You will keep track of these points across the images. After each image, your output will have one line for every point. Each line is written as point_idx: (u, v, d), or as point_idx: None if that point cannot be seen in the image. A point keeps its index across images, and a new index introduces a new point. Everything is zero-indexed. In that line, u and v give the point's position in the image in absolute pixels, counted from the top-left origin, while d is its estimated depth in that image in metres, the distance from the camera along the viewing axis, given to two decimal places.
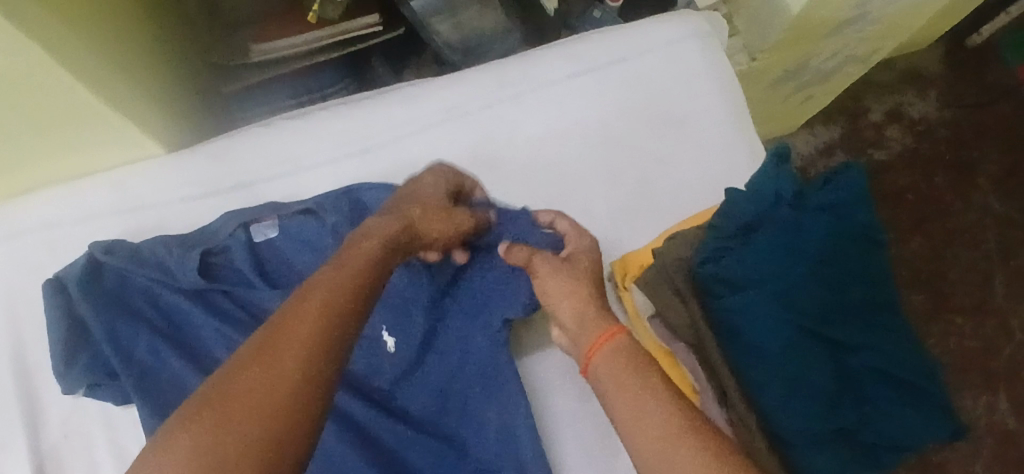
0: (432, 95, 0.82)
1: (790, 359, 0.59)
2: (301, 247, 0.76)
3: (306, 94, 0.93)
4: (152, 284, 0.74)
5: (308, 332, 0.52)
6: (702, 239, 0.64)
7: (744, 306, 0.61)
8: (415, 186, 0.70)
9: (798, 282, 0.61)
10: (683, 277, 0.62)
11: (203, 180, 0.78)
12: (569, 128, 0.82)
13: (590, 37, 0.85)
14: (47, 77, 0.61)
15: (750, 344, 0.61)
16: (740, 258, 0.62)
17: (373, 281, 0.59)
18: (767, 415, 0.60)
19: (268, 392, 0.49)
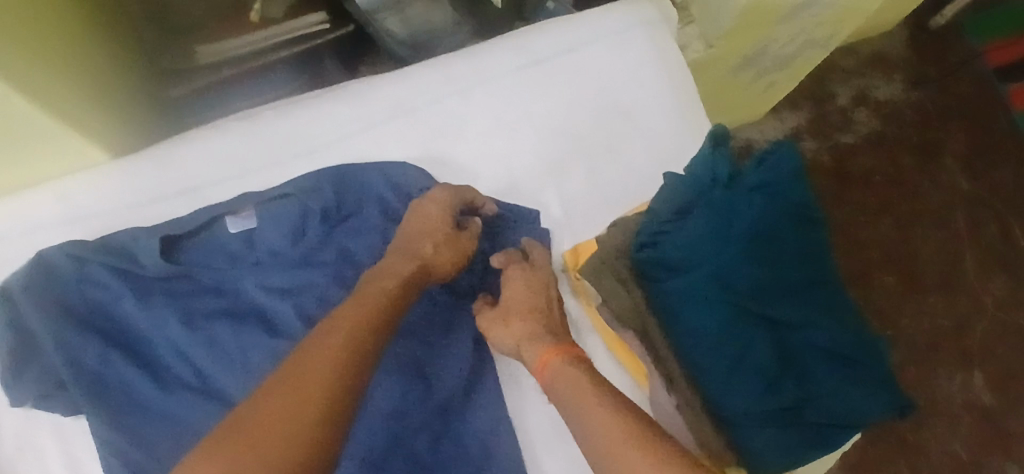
0: (378, 93, 0.82)
1: (726, 338, 0.58)
2: (274, 230, 0.75)
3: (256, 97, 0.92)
4: (104, 290, 0.73)
5: (341, 349, 0.57)
6: (640, 224, 0.62)
7: (682, 290, 0.60)
8: (419, 216, 0.72)
9: (731, 263, 0.59)
10: (621, 261, 0.62)
11: (150, 186, 0.78)
12: (517, 121, 0.83)
13: (535, 29, 0.86)
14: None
15: (684, 331, 0.60)
16: (677, 242, 0.61)
17: (391, 314, 0.63)
18: (712, 398, 0.59)
19: (304, 396, 0.52)
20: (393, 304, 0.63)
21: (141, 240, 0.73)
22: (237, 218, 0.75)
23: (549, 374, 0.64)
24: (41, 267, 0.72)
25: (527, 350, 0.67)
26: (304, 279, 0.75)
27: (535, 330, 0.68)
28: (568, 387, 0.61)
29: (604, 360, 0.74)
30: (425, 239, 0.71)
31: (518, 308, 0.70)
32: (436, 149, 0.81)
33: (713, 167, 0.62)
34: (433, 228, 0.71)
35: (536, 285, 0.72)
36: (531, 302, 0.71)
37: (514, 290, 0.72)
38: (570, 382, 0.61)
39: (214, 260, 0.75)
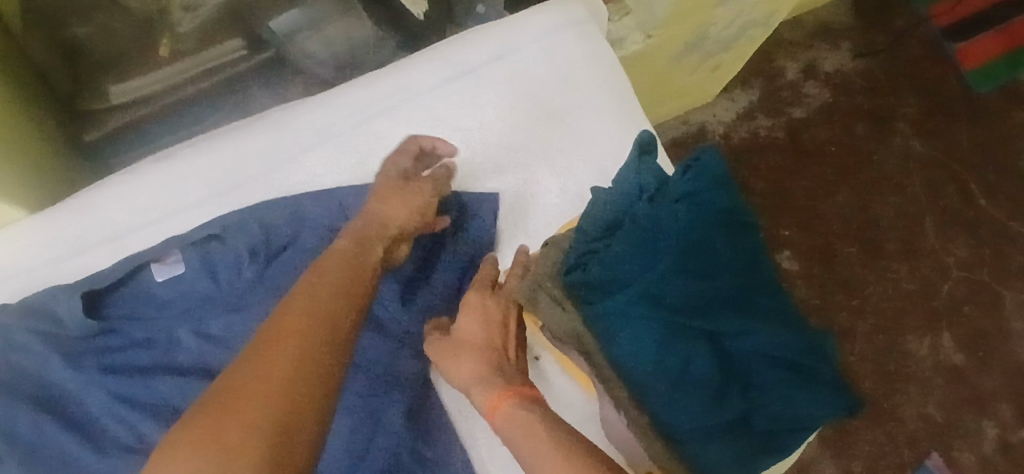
0: (302, 119, 0.79)
1: (665, 356, 0.58)
2: (205, 271, 0.72)
3: (185, 130, 0.87)
4: (28, 354, 0.69)
5: (305, 317, 0.53)
6: (570, 244, 0.62)
7: (613, 310, 0.59)
8: (389, 203, 0.70)
9: (662, 278, 0.58)
10: (553, 282, 0.62)
11: (67, 240, 0.75)
12: (449, 136, 0.80)
13: (456, 39, 0.83)
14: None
15: (621, 351, 0.60)
16: (605, 260, 0.60)
17: (353, 281, 0.60)
18: (659, 417, 0.59)
19: (274, 373, 0.48)
20: (351, 295, 0.58)
21: (64, 296, 0.70)
22: (163, 264, 0.72)
23: (500, 419, 0.60)
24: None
25: (478, 394, 0.63)
26: (240, 329, 0.72)
27: (486, 373, 0.64)
28: (519, 429, 0.58)
29: (555, 374, 0.73)
30: (377, 226, 0.68)
31: (474, 346, 0.66)
32: (365, 172, 0.79)
33: (640, 179, 0.62)
34: (391, 222, 0.69)
35: (491, 316, 0.68)
36: (487, 337, 0.67)
37: (470, 326, 0.68)
38: (522, 422, 0.58)
39: (141, 308, 0.72)
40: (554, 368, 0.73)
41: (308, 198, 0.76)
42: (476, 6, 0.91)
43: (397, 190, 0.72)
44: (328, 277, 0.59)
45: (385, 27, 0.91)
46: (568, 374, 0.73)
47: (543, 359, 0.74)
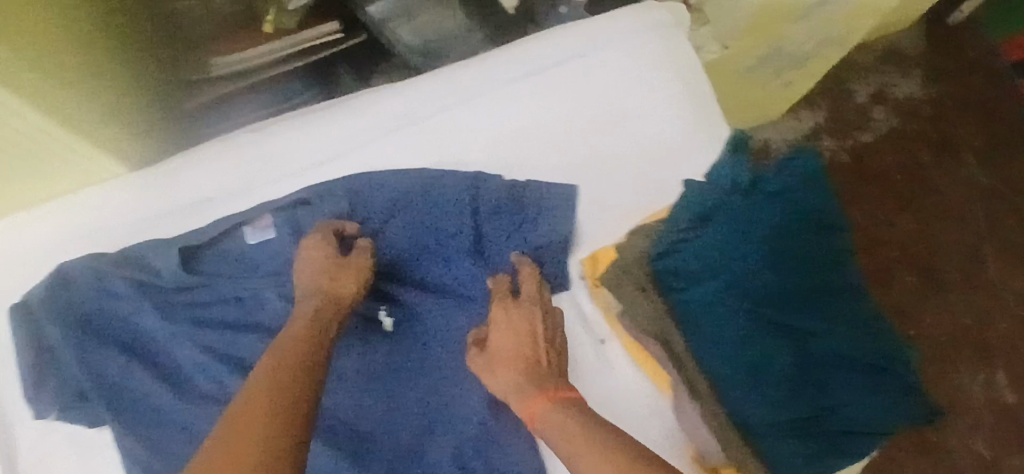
0: (389, 101, 0.82)
1: (748, 348, 0.59)
2: (293, 237, 0.76)
3: (276, 103, 0.93)
4: (120, 300, 0.73)
5: (269, 395, 0.56)
6: (660, 231, 0.62)
7: (700, 298, 0.60)
8: (339, 279, 0.70)
9: (751, 270, 0.60)
10: (642, 271, 0.61)
11: (163, 198, 0.78)
12: (530, 126, 0.81)
13: (541, 36, 0.84)
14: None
15: (705, 340, 0.60)
16: (696, 249, 0.61)
17: (317, 354, 0.63)
18: (736, 410, 0.60)
19: (237, 456, 0.51)
20: (310, 371, 0.61)
21: (161, 249, 0.73)
22: (253, 228, 0.76)
23: (538, 424, 0.64)
24: (59, 281, 0.72)
25: (515, 401, 0.67)
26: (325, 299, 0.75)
27: (524, 379, 0.66)
28: (559, 435, 0.61)
29: (622, 363, 0.75)
30: (329, 302, 0.69)
31: (505, 356, 0.68)
32: (442, 159, 0.80)
33: (735, 174, 0.63)
34: (343, 293, 0.70)
35: (522, 328, 0.69)
36: (518, 347, 0.68)
37: (500, 337, 0.69)
38: (558, 429, 0.62)
39: (227, 267, 0.75)
40: (624, 360, 0.74)
41: (395, 174, 0.78)
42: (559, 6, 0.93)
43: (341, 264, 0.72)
44: (294, 350, 0.62)
45: (474, 19, 0.94)
46: (636, 367, 0.74)
47: (610, 343, 0.76)
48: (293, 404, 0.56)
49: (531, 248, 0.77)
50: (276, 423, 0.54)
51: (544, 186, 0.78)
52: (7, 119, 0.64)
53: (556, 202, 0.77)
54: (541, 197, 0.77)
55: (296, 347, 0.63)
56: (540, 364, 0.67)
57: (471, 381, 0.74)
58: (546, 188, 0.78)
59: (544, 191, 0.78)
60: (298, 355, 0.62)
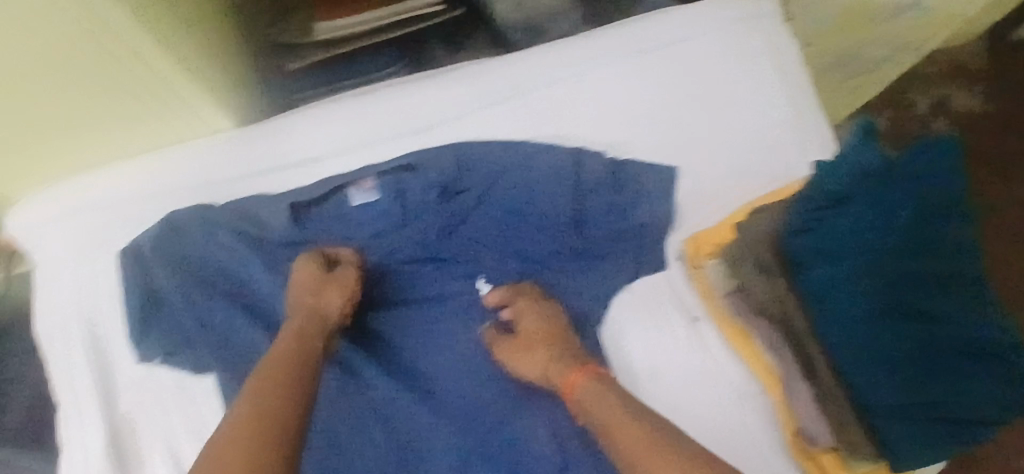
0: (494, 73, 0.82)
1: (878, 333, 0.59)
2: (397, 200, 0.78)
3: (365, 76, 0.93)
4: (229, 250, 0.75)
5: (253, 414, 0.57)
6: (793, 210, 0.62)
7: (831, 281, 0.60)
8: (323, 293, 0.71)
9: (887, 257, 0.59)
10: (767, 250, 0.64)
11: (270, 155, 0.80)
12: (634, 106, 0.81)
13: (645, 17, 0.84)
14: (120, 29, 0.63)
15: (833, 321, 0.61)
16: (829, 232, 0.60)
17: (306, 369, 0.65)
18: (857, 391, 0.62)
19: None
20: (294, 387, 0.62)
21: (273, 204, 0.76)
22: (358, 189, 0.78)
23: (578, 396, 0.68)
24: (172, 230, 0.75)
25: (555, 374, 0.70)
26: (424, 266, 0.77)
27: (560, 354, 0.71)
28: (603, 407, 0.65)
29: (714, 341, 0.75)
30: (310, 317, 0.70)
31: (538, 336, 0.73)
32: (547, 131, 0.80)
33: (870, 156, 0.60)
34: (328, 306, 0.71)
35: (546, 313, 0.74)
36: (546, 328, 0.73)
37: (527, 319, 0.74)
38: (599, 402, 0.65)
39: (334, 226, 0.77)
40: (720, 344, 0.75)
41: (499, 143, 0.79)
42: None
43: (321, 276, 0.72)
44: (282, 367, 0.64)
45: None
46: (732, 352, 0.75)
47: (702, 321, 0.76)
48: (282, 418, 0.57)
49: (632, 225, 0.77)
50: (255, 440, 0.55)
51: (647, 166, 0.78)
52: (149, 73, 0.70)
53: (658, 182, 0.78)
54: (643, 176, 0.78)
55: (281, 365, 0.64)
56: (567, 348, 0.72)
57: None
58: (650, 168, 0.78)
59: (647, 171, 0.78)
60: (280, 375, 0.63)
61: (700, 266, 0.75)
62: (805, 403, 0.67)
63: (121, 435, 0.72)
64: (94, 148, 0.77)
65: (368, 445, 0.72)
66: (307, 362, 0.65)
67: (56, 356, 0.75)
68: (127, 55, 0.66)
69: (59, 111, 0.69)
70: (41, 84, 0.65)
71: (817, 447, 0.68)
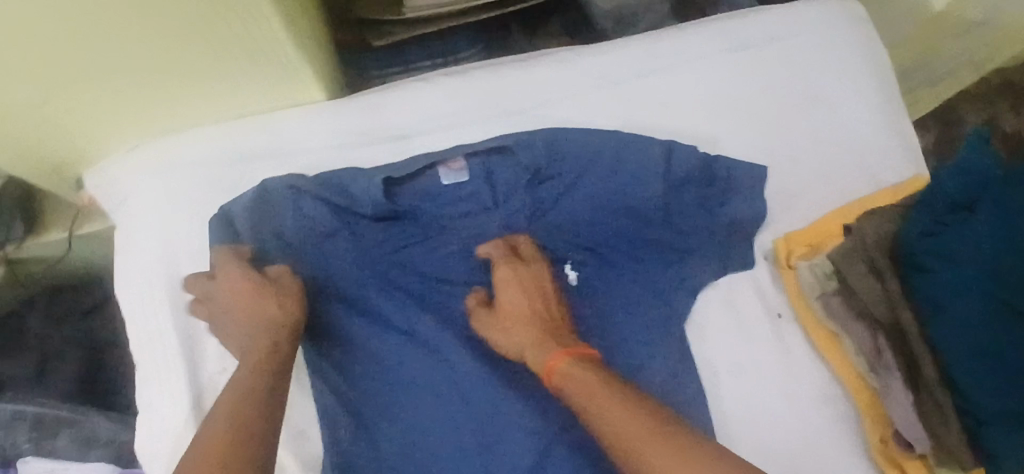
0: (587, 60, 0.81)
1: (990, 337, 0.60)
2: (486, 181, 0.77)
3: (441, 58, 0.94)
4: (315, 220, 0.73)
5: (219, 448, 0.58)
6: (917, 215, 0.65)
7: (952, 282, 0.62)
8: (270, 301, 0.68)
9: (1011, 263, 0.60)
10: (878, 252, 0.67)
11: (359, 129, 0.78)
12: (727, 101, 0.81)
13: (745, 14, 0.84)
14: (238, 1, 0.60)
15: (952, 323, 0.63)
16: (954, 234, 0.62)
17: (273, 386, 0.65)
18: (963, 393, 0.63)
19: None
20: (258, 408, 0.62)
21: (362, 178, 0.74)
22: (448, 169, 0.76)
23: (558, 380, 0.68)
24: (260, 194, 0.74)
25: (535, 355, 0.70)
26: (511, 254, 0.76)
27: (539, 332, 0.71)
28: (580, 392, 0.65)
29: (795, 337, 0.76)
30: (271, 327, 0.67)
31: (520, 311, 0.72)
32: (643, 121, 0.80)
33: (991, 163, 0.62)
34: (285, 314, 0.68)
35: (529, 284, 0.73)
36: (529, 302, 0.73)
37: (510, 294, 0.73)
38: (582, 384, 0.65)
39: (423, 203, 0.76)
40: (804, 346, 0.76)
41: (592, 131, 0.78)
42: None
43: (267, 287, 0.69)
44: (249, 386, 0.64)
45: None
46: (816, 355, 0.75)
47: (784, 318, 0.77)
48: (244, 452, 0.59)
49: (723, 222, 0.77)
50: (233, 463, 0.58)
51: (743, 164, 0.78)
52: (251, 29, 0.65)
53: (752, 183, 0.77)
54: (735, 175, 0.77)
55: (254, 377, 0.64)
56: (551, 321, 0.72)
57: (654, 346, 0.75)
58: (747, 170, 0.77)
59: (742, 169, 0.77)
60: (252, 388, 0.63)
61: (792, 267, 0.76)
62: (902, 407, 0.68)
63: (203, 400, 0.71)
64: (183, 112, 0.75)
65: (451, 426, 0.72)
66: (278, 374, 0.65)
67: (136, 320, 0.74)
68: (231, 8, 0.61)
69: (154, 68, 0.67)
70: (139, 41, 0.62)
71: (906, 450, 0.70)
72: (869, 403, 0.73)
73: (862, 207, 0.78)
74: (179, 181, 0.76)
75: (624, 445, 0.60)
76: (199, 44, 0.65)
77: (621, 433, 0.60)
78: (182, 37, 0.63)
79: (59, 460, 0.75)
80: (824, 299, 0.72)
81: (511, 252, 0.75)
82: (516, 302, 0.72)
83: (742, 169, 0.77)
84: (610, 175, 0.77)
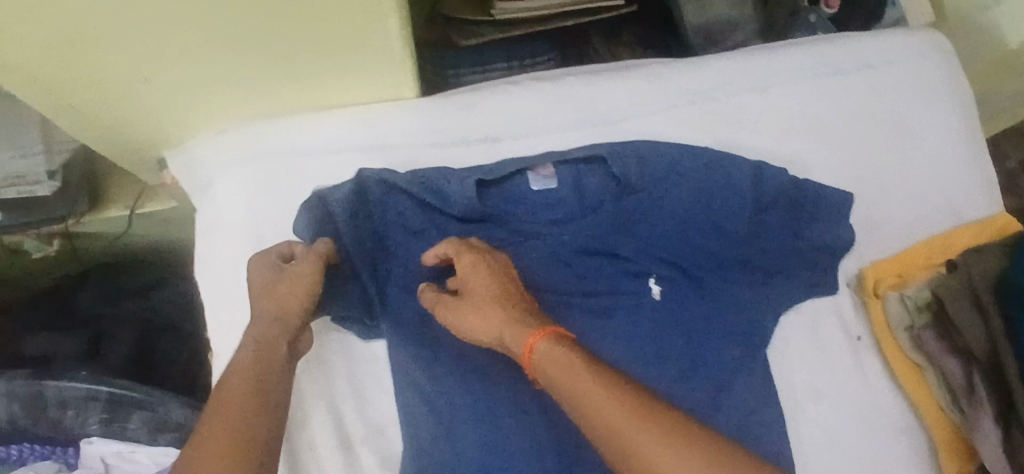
0: (679, 74, 0.82)
1: None
2: (575, 188, 0.77)
3: (518, 62, 0.93)
4: (409, 217, 0.73)
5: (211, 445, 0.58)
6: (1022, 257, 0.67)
7: None
8: (273, 295, 0.67)
9: None
10: (983, 290, 0.69)
11: (451, 129, 0.79)
12: (813, 126, 0.82)
13: (833, 39, 0.85)
14: None
15: None
16: None
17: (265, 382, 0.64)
18: None
19: None
20: (251, 403, 0.62)
21: (457, 178, 0.74)
22: (538, 175, 0.76)
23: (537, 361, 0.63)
24: (360, 189, 0.73)
25: (512, 337, 0.65)
26: (594, 263, 0.76)
27: (508, 316, 0.66)
28: (563, 375, 0.60)
29: (873, 363, 0.79)
30: (277, 324, 0.67)
31: (486, 297, 0.67)
32: (731, 139, 0.80)
33: None
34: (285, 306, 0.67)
35: (496, 269, 0.69)
36: (497, 286, 0.68)
37: (476, 280, 0.68)
38: (559, 365, 0.61)
39: (512, 207, 0.76)
40: (881, 374, 0.79)
41: (685, 145, 0.78)
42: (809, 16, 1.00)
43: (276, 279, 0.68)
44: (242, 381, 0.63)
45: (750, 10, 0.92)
46: (892, 383, 0.78)
47: (863, 340, 0.79)
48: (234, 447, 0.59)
49: (808, 245, 0.77)
50: (225, 455, 0.58)
51: (830, 190, 0.78)
52: (368, 22, 0.64)
53: (839, 210, 0.78)
54: (820, 200, 0.78)
55: (249, 375, 0.64)
56: (517, 301, 0.67)
57: (733, 364, 0.75)
58: (834, 196, 0.78)
59: (829, 194, 0.78)
60: (245, 381, 0.63)
61: (880, 297, 0.78)
62: (989, 442, 0.70)
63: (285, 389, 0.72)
64: (279, 100, 0.74)
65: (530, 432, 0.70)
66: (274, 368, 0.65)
67: (221, 306, 0.75)
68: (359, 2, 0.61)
69: (264, 57, 0.66)
70: (258, 28, 0.62)
71: None
72: (950, 439, 0.76)
73: (951, 246, 0.79)
74: (269, 169, 0.76)
75: (607, 431, 0.57)
76: (315, 35, 0.64)
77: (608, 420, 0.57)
78: (320, 23, 0.63)
79: (126, 439, 0.75)
80: (918, 331, 0.75)
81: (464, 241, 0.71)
82: (479, 289, 0.68)
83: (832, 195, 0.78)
84: (703, 191, 0.76)
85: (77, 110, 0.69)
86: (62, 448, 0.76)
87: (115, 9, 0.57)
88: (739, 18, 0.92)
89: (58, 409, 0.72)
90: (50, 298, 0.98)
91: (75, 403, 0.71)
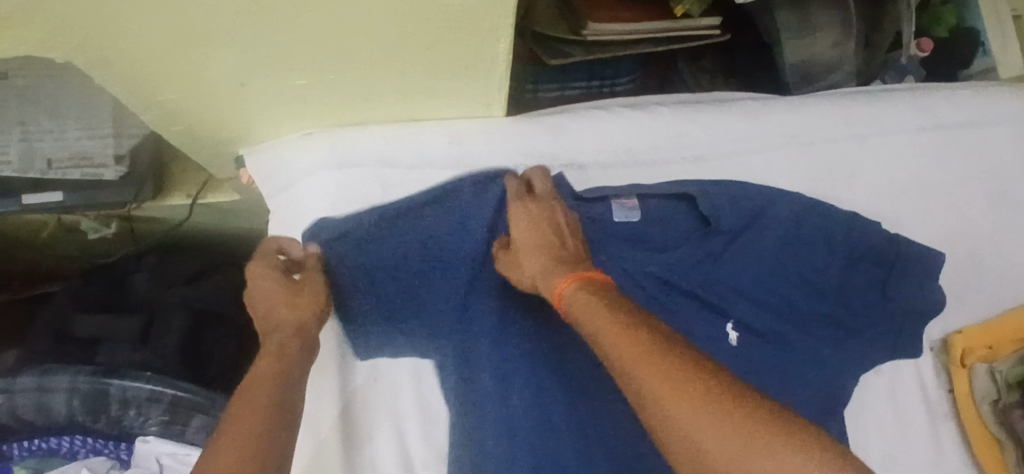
0: (777, 115, 0.77)
1: None
2: (659, 226, 0.72)
3: (599, 80, 0.92)
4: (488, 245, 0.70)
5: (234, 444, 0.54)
6: None
7: None
8: (284, 307, 0.64)
9: None
10: None
11: (538, 153, 0.75)
12: (905, 180, 0.80)
13: (937, 89, 0.81)
14: (482, 20, 0.58)
15: None
16: None
17: (282, 381, 0.60)
18: None
19: None
20: (270, 403, 0.58)
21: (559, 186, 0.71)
22: (622, 206, 0.72)
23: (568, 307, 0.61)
24: (438, 201, 0.68)
25: (545, 285, 0.63)
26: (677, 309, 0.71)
27: (548, 266, 0.63)
28: (586, 319, 0.58)
29: (943, 427, 0.80)
30: (295, 333, 0.63)
31: (527, 246, 0.64)
32: (829, 190, 0.78)
33: None
34: (292, 316, 0.64)
35: (541, 216, 0.65)
36: (543, 234, 0.64)
37: (522, 228, 0.65)
38: (588, 312, 0.58)
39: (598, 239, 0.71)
40: (951, 438, 0.80)
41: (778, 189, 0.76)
42: (901, 57, 0.95)
43: (286, 290, 0.64)
44: (260, 381, 0.60)
45: (850, 52, 0.88)
46: (961, 449, 0.80)
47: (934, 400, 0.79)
48: (257, 441, 0.55)
49: (893, 302, 0.75)
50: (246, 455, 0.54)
51: (922, 252, 0.76)
52: (474, 47, 0.62)
53: (932, 274, 0.76)
54: (912, 260, 0.76)
55: (267, 372, 0.60)
56: (560, 251, 0.64)
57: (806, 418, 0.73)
58: (922, 256, 0.76)
59: (920, 257, 0.77)
60: (263, 379, 0.60)
61: (966, 366, 0.79)
62: None
63: (350, 408, 0.69)
64: (368, 114, 0.72)
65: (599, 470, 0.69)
66: (290, 367, 0.61)
67: None
68: (470, 26, 0.58)
69: (358, 71, 0.63)
70: (362, 45, 0.59)
71: None
72: None
73: None
74: (349, 179, 0.73)
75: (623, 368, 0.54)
76: (419, 55, 0.62)
77: (621, 356, 0.54)
78: (439, 44, 0.60)
79: (184, 442, 0.74)
80: (1004, 406, 0.78)
81: (525, 187, 0.68)
82: (525, 235, 0.65)
83: (927, 257, 0.76)
84: (796, 243, 0.74)
85: (163, 107, 0.66)
86: (115, 444, 0.77)
87: (238, 23, 0.54)
88: (839, 61, 0.89)
89: (119, 407, 0.72)
90: (101, 278, 0.97)
91: (138, 403, 0.72)
